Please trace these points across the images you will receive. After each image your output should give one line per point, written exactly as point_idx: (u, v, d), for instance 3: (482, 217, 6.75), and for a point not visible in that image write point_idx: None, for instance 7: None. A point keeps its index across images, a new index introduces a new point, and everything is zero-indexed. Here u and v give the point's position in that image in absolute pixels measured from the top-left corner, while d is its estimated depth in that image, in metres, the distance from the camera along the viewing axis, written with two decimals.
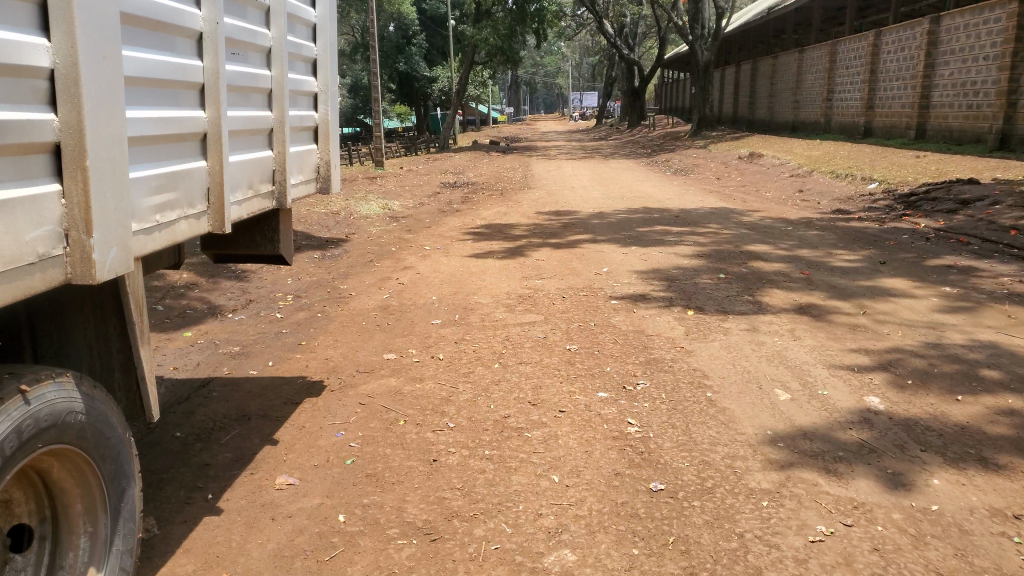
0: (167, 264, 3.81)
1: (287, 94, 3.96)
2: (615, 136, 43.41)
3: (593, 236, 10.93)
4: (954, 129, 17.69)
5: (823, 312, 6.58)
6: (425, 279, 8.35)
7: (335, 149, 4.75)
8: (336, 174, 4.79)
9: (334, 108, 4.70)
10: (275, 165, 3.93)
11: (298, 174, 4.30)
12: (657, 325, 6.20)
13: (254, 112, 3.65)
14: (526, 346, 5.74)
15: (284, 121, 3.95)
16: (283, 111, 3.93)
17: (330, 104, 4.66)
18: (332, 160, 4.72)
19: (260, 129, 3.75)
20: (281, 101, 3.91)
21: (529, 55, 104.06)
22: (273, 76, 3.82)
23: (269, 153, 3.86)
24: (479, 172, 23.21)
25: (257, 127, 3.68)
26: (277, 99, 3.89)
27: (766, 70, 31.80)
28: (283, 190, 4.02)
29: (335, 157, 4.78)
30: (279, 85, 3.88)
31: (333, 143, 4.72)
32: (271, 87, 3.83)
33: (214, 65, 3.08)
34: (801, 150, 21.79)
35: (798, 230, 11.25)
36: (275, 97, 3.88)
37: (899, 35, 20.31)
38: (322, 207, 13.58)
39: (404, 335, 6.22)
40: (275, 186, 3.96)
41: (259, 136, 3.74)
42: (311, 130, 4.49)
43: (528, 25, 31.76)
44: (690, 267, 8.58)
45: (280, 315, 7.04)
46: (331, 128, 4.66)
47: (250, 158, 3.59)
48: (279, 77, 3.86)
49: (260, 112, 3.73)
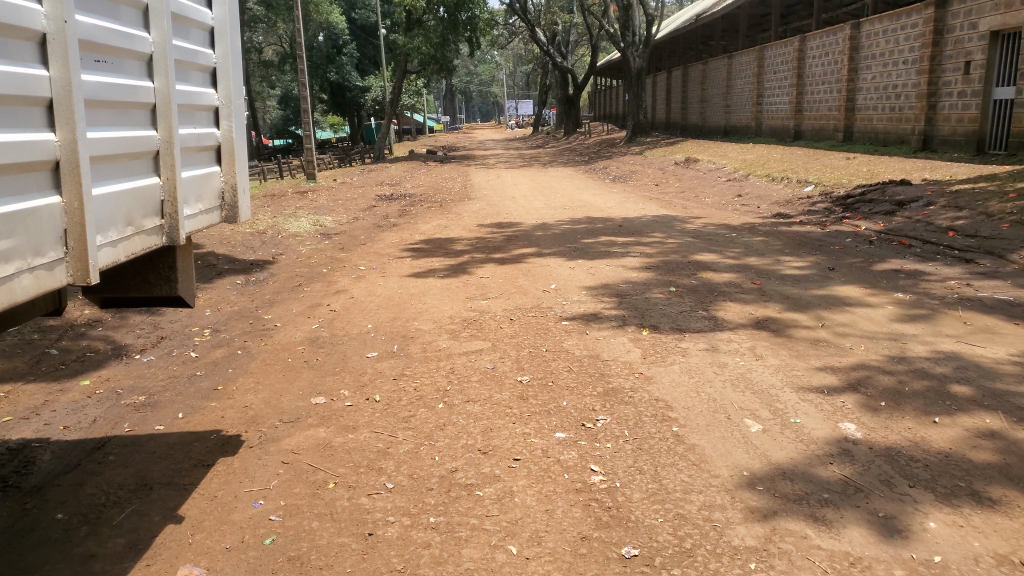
0: (40, 313, 3.24)
1: (174, 109, 3.43)
2: (552, 144, 43.28)
3: (537, 250, 10.52)
4: (880, 131, 17.84)
5: (780, 327, 6.24)
6: (360, 304, 7.77)
7: (243, 173, 4.21)
8: (244, 200, 4.24)
9: (240, 124, 4.16)
10: (162, 194, 3.40)
11: (196, 203, 3.74)
12: (610, 348, 5.77)
13: (131, 132, 3.12)
14: (472, 381, 5.22)
15: (173, 140, 3.43)
16: (170, 129, 3.40)
17: (235, 120, 4.11)
18: (239, 183, 4.16)
19: (140, 152, 3.22)
20: (167, 118, 3.38)
21: (461, 64, 103.55)
22: (155, 88, 3.30)
23: (154, 179, 3.35)
24: (416, 184, 22.62)
25: (134, 150, 3.15)
26: (162, 115, 3.36)
27: (696, 76, 32.05)
28: (174, 224, 3.49)
29: (242, 180, 4.22)
30: (163, 99, 3.35)
31: (240, 164, 4.17)
32: (154, 101, 3.31)
33: (64, 75, 2.55)
34: (736, 154, 21.83)
35: (743, 237, 11.03)
36: (159, 113, 3.35)
37: (823, 40, 20.54)
38: (248, 227, 12.85)
39: (336, 374, 5.64)
40: (163, 219, 3.42)
41: (138, 160, 3.21)
42: (214, 150, 3.94)
43: (460, 34, 31.34)
44: (639, 281, 8.22)
45: (196, 354, 6.39)
46: (237, 147, 4.11)
47: (124, 188, 3.07)
48: (163, 89, 3.33)
49: (139, 132, 3.19)
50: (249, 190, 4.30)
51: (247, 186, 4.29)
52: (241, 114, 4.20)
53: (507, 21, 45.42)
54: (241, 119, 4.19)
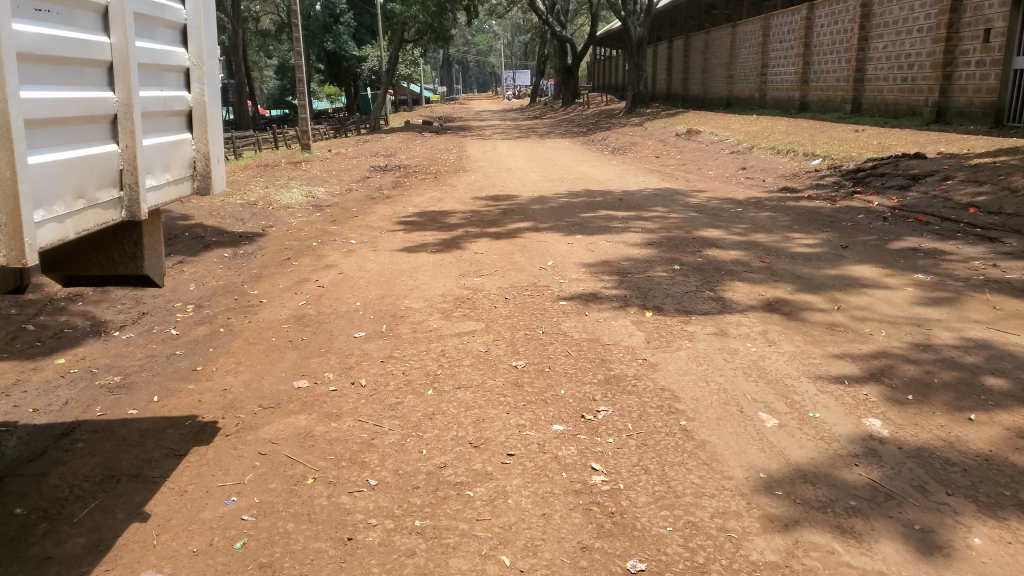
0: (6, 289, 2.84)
1: (134, 69, 2.92)
2: (551, 114, 42.64)
3: (535, 224, 10.13)
4: (890, 103, 17.38)
5: (792, 311, 5.90)
6: (348, 280, 7.39)
7: (217, 141, 3.75)
8: (218, 171, 3.77)
9: (213, 86, 3.69)
10: (121, 162, 2.89)
11: (162, 172, 3.26)
12: (612, 331, 5.41)
13: (80, 92, 2.63)
14: (464, 365, 4.87)
15: (135, 104, 2.93)
16: (130, 91, 2.89)
17: (208, 82, 3.64)
18: (212, 152, 3.70)
19: (96, 114, 2.74)
20: (126, 78, 2.87)
21: (458, 32, 102.16)
22: (113, 44, 2.81)
23: (114, 148, 2.86)
24: (410, 154, 22.14)
25: (85, 112, 2.65)
26: (121, 75, 2.85)
27: (699, 45, 31.42)
28: (136, 197, 2.97)
29: (216, 149, 3.76)
30: (121, 57, 2.84)
31: (214, 132, 3.71)
32: (112, 59, 2.82)
33: None
34: (739, 126, 21.36)
35: (749, 212, 10.65)
36: (118, 73, 2.84)
37: (833, 8, 19.98)
38: (237, 198, 12.42)
39: (320, 355, 5.27)
40: (123, 191, 2.91)
41: (91, 124, 2.71)
42: (182, 116, 3.47)
43: (457, 3, 30.56)
44: (643, 258, 7.84)
45: (176, 331, 5.97)
46: (210, 112, 3.64)
47: (77, 155, 2.60)
48: (121, 45, 2.83)
49: (91, 92, 2.70)
50: (224, 160, 3.84)
51: (222, 154, 3.84)
52: (216, 77, 3.73)
53: None
54: (214, 81, 3.72)
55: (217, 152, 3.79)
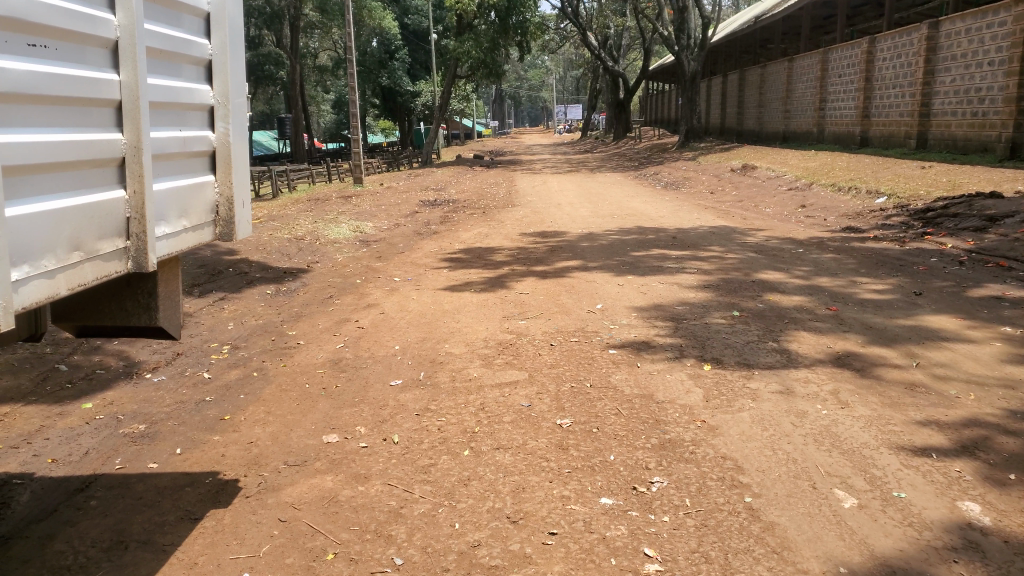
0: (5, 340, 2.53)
1: (147, 108, 2.62)
2: (602, 149, 42.46)
3: (584, 262, 9.79)
4: (959, 138, 16.67)
5: (864, 367, 5.40)
6: (389, 321, 7.11)
7: (242, 184, 3.47)
8: (243, 215, 3.48)
9: (240, 126, 3.41)
10: (127, 210, 2.59)
11: (178, 218, 2.96)
12: (666, 387, 4.98)
13: (79, 133, 2.33)
14: (504, 423, 4.51)
15: (145, 148, 2.62)
16: (140, 131, 2.59)
17: (234, 121, 3.36)
18: (237, 196, 3.42)
19: (98, 159, 2.44)
20: (136, 118, 2.57)
21: (510, 66, 103.13)
22: (122, 82, 2.51)
23: (118, 195, 2.54)
24: (460, 188, 22.06)
25: (82, 155, 2.35)
26: (130, 114, 2.55)
27: (753, 80, 30.93)
28: (142, 248, 2.65)
29: (241, 192, 3.47)
30: (132, 95, 2.54)
31: (238, 175, 3.43)
32: (120, 98, 2.52)
33: None
34: (797, 162, 20.76)
35: (811, 253, 10.13)
36: (127, 112, 2.54)
37: (895, 41, 19.37)
38: (285, 233, 12.35)
39: (352, 405, 4.98)
40: (128, 240, 2.60)
41: (90, 168, 2.40)
42: (203, 157, 3.18)
43: (510, 38, 30.63)
44: (700, 302, 7.41)
45: (209, 374, 5.73)
46: (235, 152, 3.36)
47: (69, 204, 2.29)
48: (132, 82, 2.53)
49: (92, 133, 2.40)
50: (250, 203, 3.56)
51: (248, 198, 3.55)
52: (243, 115, 3.45)
53: (560, 25, 44.77)
54: (241, 120, 3.44)
55: (241, 196, 3.50)
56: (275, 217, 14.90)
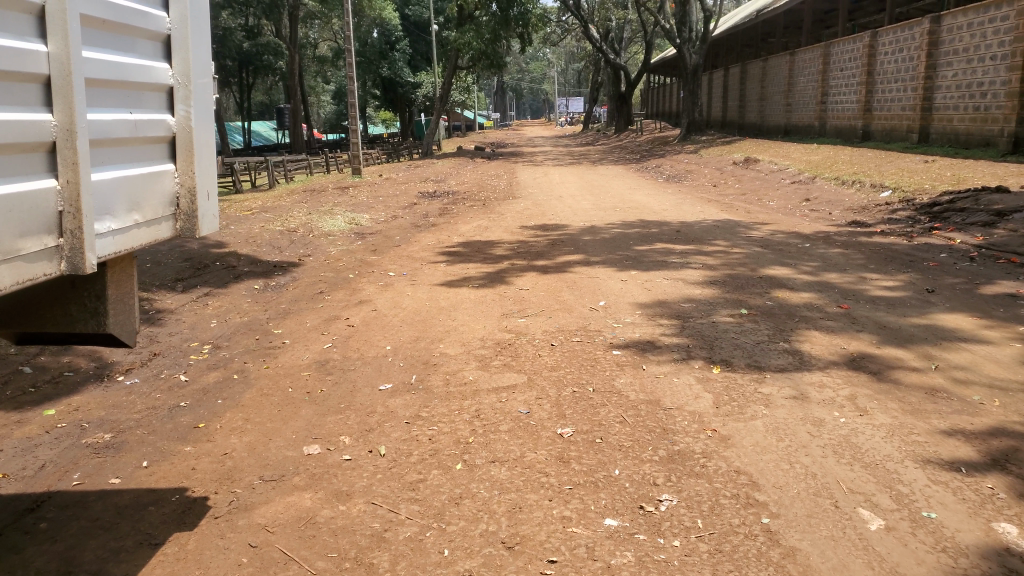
0: None
1: (81, 85, 2.34)
2: (602, 141, 42.07)
3: (585, 257, 9.48)
4: (961, 132, 16.34)
5: (880, 369, 5.10)
6: (381, 318, 6.81)
7: (208, 174, 3.22)
8: (208, 208, 3.23)
9: (203, 110, 3.16)
10: (59, 203, 2.29)
11: (127, 213, 2.69)
12: (673, 392, 4.70)
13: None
14: (500, 433, 4.24)
15: (80, 130, 2.34)
16: (73, 112, 2.31)
17: (196, 103, 3.11)
18: (200, 187, 3.17)
19: (22, 143, 2.15)
20: (69, 97, 2.29)
21: (510, 58, 102.46)
22: (50, 54, 2.23)
23: (48, 183, 2.26)
24: (460, 180, 21.73)
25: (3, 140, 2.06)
26: (62, 93, 2.28)
27: (755, 73, 30.56)
28: (78, 246, 2.36)
29: (206, 183, 3.22)
30: (62, 69, 2.27)
31: (202, 163, 3.18)
32: (48, 73, 2.23)
33: None
34: (800, 155, 20.45)
35: (818, 248, 9.83)
36: (57, 89, 2.26)
37: (897, 34, 19.01)
38: (278, 225, 12.04)
39: (338, 413, 4.74)
40: (61, 238, 2.30)
41: (13, 154, 2.12)
42: (158, 143, 2.92)
43: (511, 29, 30.25)
44: (705, 299, 7.13)
45: (186, 378, 5.50)
46: (197, 138, 3.10)
47: None
48: (62, 55, 2.25)
49: (14, 113, 2.11)
50: (217, 195, 3.31)
51: (214, 189, 3.30)
52: (207, 99, 3.20)
53: (561, 17, 44.32)
54: (205, 104, 3.18)
55: (206, 187, 3.25)
56: (270, 208, 14.59)
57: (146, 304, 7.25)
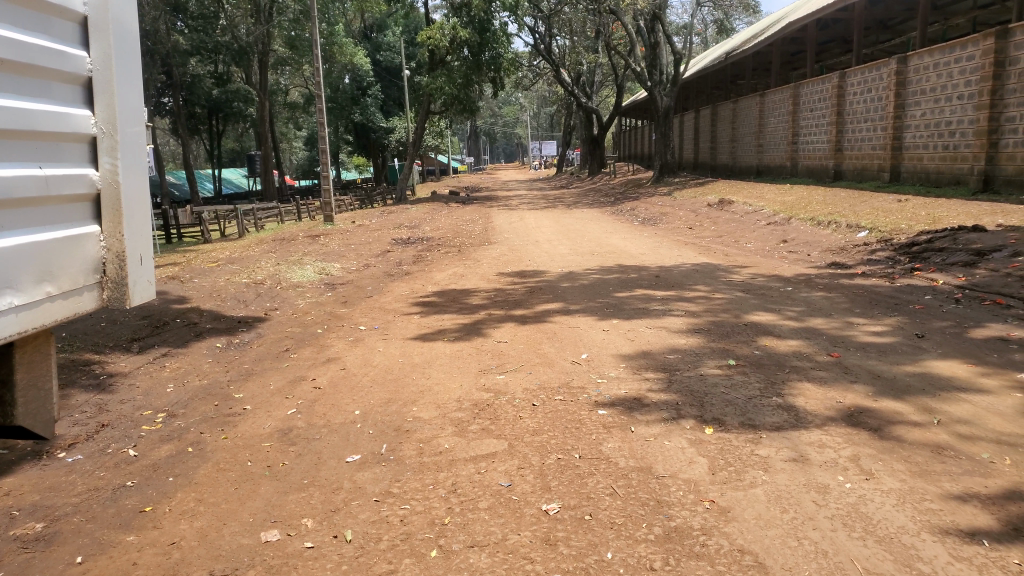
0: None
1: None
2: (576, 184, 42.19)
3: (563, 305, 9.19)
4: (931, 171, 16.43)
5: (880, 425, 4.80)
6: (350, 378, 6.43)
7: (138, 238, 3.25)
8: (138, 273, 3.26)
9: (130, 163, 3.20)
10: None
11: (38, 283, 2.69)
12: (665, 458, 4.38)
13: None
14: (479, 513, 3.87)
15: None
16: None
17: (124, 158, 3.15)
18: (129, 250, 3.20)
19: None
20: None
21: (483, 104, 103.40)
22: None
23: None
24: (435, 226, 21.47)
25: None
26: None
27: (725, 115, 30.90)
28: None
29: (136, 246, 3.25)
30: None
31: (132, 226, 3.22)
32: None
33: None
34: (774, 195, 20.49)
35: (801, 292, 9.62)
36: None
37: (865, 75, 19.23)
38: (246, 277, 11.67)
39: (302, 490, 4.36)
40: None
41: None
42: (81, 204, 2.96)
43: (483, 74, 30.32)
44: (689, 349, 6.84)
45: (134, 454, 5.10)
46: (125, 198, 3.15)
47: None
48: None
49: None
50: (149, 258, 3.34)
51: (148, 253, 3.35)
52: (135, 147, 3.24)
53: (532, 63, 44.79)
54: (133, 157, 3.23)
55: (139, 251, 3.29)
56: (238, 259, 14.21)
57: (97, 367, 6.83)
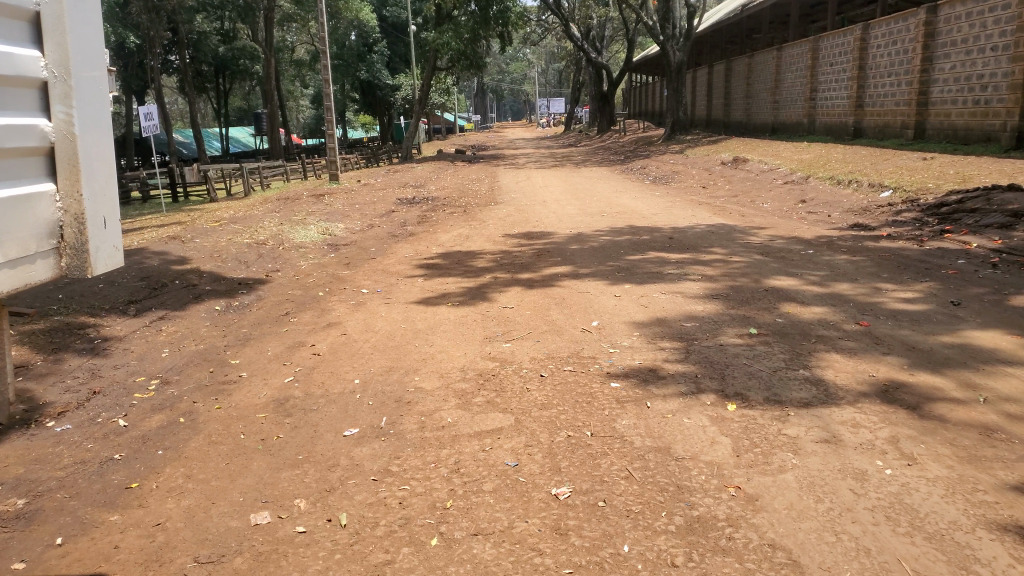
0: None
1: None
2: (585, 143, 41.47)
3: (574, 268, 8.82)
4: (959, 128, 15.84)
5: (917, 402, 4.45)
6: (350, 345, 6.11)
7: (101, 199, 2.91)
8: (102, 238, 2.94)
9: (90, 112, 2.85)
10: None
11: None
12: (685, 438, 4.05)
13: None
14: (484, 496, 3.55)
15: None
16: None
17: (79, 105, 2.80)
18: (90, 212, 2.87)
19: None
20: None
21: (491, 60, 101.73)
22: None
23: None
24: (441, 185, 21.03)
25: None
26: None
27: (740, 70, 30.08)
28: None
29: (98, 208, 2.93)
30: None
31: (93, 185, 2.88)
32: None
33: None
34: (790, 154, 19.89)
35: (824, 256, 9.22)
36: None
37: (890, 27, 18.50)
38: (247, 238, 11.31)
39: (294, 465, 4.03)
40: None
41: None
42: (28, 160, 2.62)
43: (492, 29, 29.52)
44: (709, 316, 6.47)
45: (125, 423, 4.71)
46: (83, 152, 2.81)
47: None
48: None
49: None
50: (115, 220, 3.01)
51: (114, 215, 3.03)
52: (96, 94, 2.89)
53: (542, 17, 43.73)
54: (93, 104, 2.88)
55: (103, 213, 2.97)
56: (239, 219, 13.84)
57: (92, 331, 6.47)
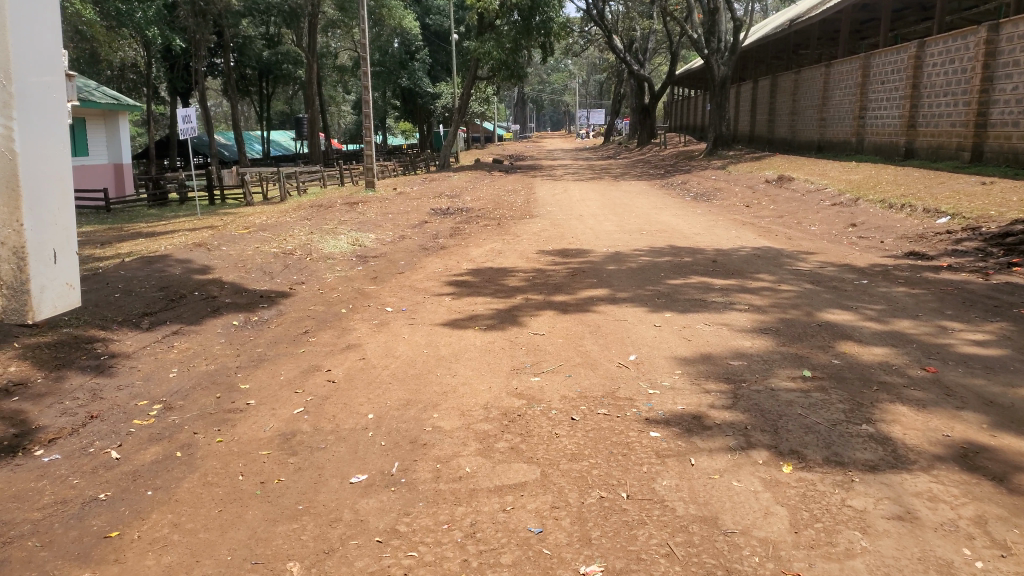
0: None
1: None
2: (625, 155, 40.91)
3: (612, 291, 8.34)
4: (1020, 152, 15.04)
5: (1004, 472, 3.91)
6: (367, 372, 5.72)
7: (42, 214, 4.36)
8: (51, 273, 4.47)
9: (33, 168, 4.27)
10: None
11: None
12: (734, 507, 3.57)
13: None
14: (501, 571, 3.08)
15: None
16: None
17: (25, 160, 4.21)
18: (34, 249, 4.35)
19: None
20: None
21: (532, 70, 101.47)
22: None
23: None
24: (476, 195, 20.67)
25: None
26: None
27: (786, 87, 29.33)
28: None
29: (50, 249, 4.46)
30: None
31: (39, 225, 4.34)
32: None
33: None
34: (838, 173, 19.16)
35: (881, 287, 8.61)
36: None
37: (947, 45, 17.74)
38: (274, 247, 11.01)
39: (292, 516, 3.60)
40: None
41: None
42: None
43: (533, 39, 29.20)
44: (758, 354, 5.95)
45: (118, 456, 4.34)
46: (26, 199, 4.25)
47: None
48: None
49: None
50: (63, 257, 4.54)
51: (62, 251, 4.54)
52: (40, 160, 4.31)
53: (584, 28, 43.34)
54: (38, 165, 4.31)
55: (52, 249, 4.48)
56: (270, 225, 13.59)
57: (101, 346, 6.15)
